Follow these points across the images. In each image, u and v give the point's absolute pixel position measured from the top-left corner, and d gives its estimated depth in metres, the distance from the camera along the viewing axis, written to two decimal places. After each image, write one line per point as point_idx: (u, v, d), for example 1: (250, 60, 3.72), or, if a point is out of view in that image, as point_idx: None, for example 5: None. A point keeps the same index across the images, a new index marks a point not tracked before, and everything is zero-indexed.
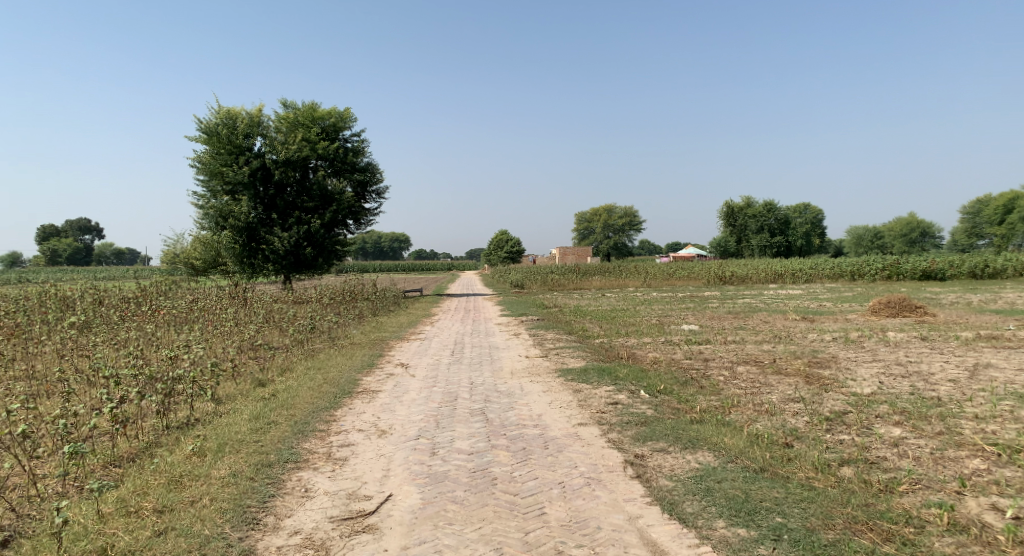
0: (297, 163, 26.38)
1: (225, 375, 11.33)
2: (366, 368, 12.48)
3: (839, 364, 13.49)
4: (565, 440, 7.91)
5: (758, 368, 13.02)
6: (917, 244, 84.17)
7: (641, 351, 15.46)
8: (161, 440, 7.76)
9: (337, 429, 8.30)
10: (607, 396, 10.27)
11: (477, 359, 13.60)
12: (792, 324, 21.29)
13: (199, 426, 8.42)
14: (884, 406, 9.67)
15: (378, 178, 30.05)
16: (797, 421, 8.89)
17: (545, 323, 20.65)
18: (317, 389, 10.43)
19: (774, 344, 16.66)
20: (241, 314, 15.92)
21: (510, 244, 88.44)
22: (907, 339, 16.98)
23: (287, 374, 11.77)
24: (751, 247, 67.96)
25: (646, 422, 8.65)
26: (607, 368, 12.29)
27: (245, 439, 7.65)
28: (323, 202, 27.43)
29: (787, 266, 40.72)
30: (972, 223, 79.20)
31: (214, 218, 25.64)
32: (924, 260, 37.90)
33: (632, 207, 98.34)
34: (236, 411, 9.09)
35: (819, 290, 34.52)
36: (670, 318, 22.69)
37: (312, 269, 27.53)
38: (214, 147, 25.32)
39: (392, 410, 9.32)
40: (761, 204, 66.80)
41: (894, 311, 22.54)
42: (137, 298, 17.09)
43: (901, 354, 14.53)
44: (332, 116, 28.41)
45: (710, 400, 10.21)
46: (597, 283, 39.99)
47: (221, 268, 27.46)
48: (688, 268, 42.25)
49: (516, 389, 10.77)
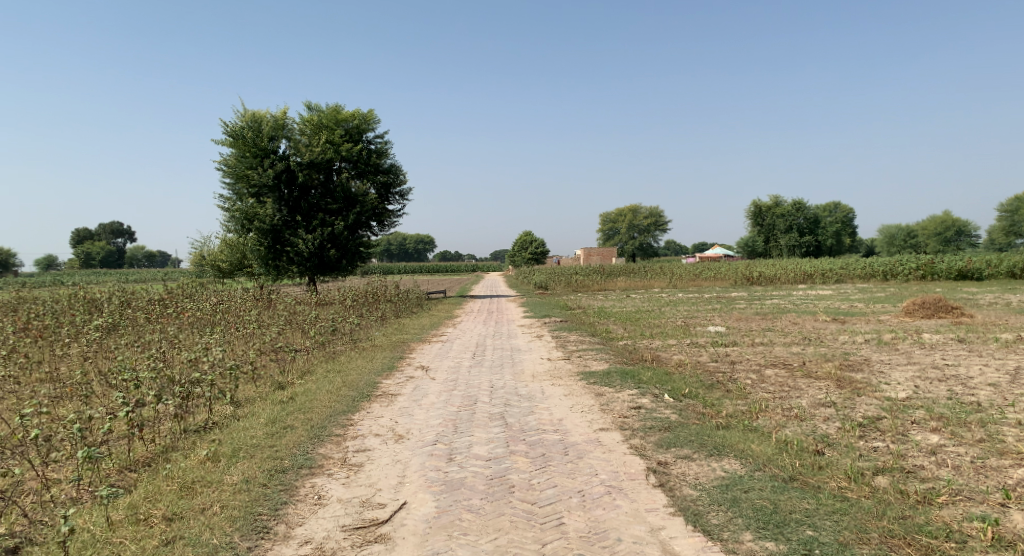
0: (321, 165, 26.42)
1: (245, 378, 11.28)
2: (386, 371, 12.37)
3: (872, 367, 13.07)
4: (586, 446, 7.69)
5: (787, 371, 12.67)
6: (951, 243, 82.35)
7: (666, 354, 15.16)
8: (177, 444, 7.68)
9: (353, 433, 8.17)
10: (630, 399, 10.03)
11: (498, 362, 13.41)
12: (823, 325, 20.81)
13: (216, 429, 8.34)
14: (920, 411, 9.30)
15: (401, 179, 30.04)
16: (827, 427, 8.57)
17: (568, 324, 20.43)
18: (336, 392, 10.31)
19: (804, 347, 16.26)
20: (264, 316, 15.92)
21: (535, 245, 88.23)
22: (944, 341, 16.46)
23: (307, 377, 11.68)
24: (779, 247, 67.02)
25: (670, 427, 8.39)
26: (630, 371, 12.04)
27: (260, 444, 7.55)
28: (347, 204, 27.45)
29: (817, 267, 40.01)
30: (1009, 222, 77.26)
31: (240, 221, 25.77)
32: (960, 259, 36.95)
33: (657, 207, 97.70)
34: (253, 414, 9.00)
35: (850, 290, 33.83)
36: (696, 320, 22.33)
37: (336, 271, 27.54)
38: (239, 150, 25.45)
39: (410, 414, 9.16)
40: (790, 203, 65.86)
41: (929, 311, 21.93)
42: (162, 299, 17.19)
43: (937, 357, 14.07)
44: (356, 118, 28.44)
45: (737, 404, 9.90)
46: (623, 284, 39.61)
47: (246, 270, 27.61)
48: (715, 269, 41.69)
49: (537, 393, 10.57)
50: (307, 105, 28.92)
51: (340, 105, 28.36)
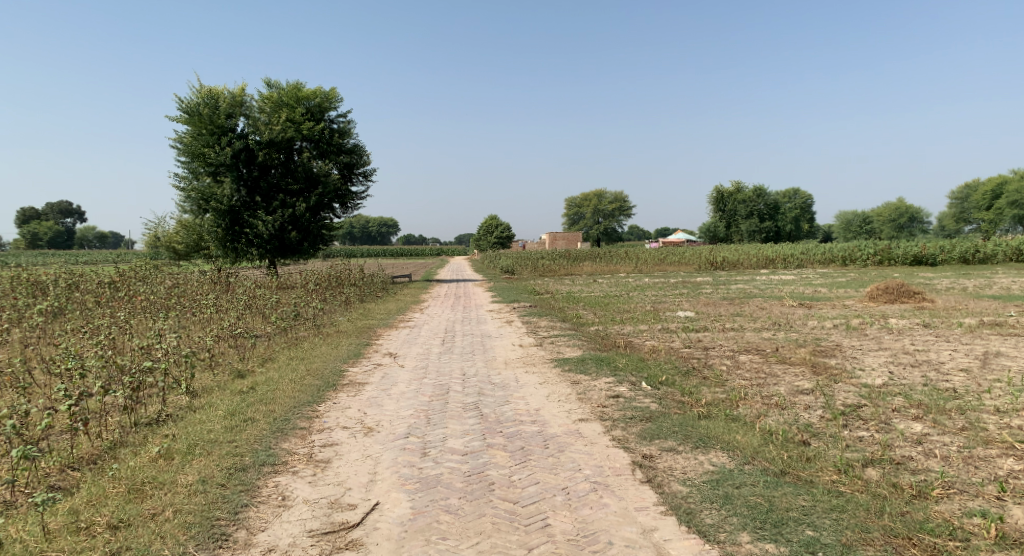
0: (281, 144, 25.56)
1: (201, 366, 10.69)
2: (352, 358, 11.86)
3: (844, 353, 12.97)
4: (567, 438, 7.35)
5: (761, 358, 12.51)
6: (905, 229, 84.28)
7: (639, 339, 14.92)
8: (127, 439, 7.14)
9: (319, 426, 7.70)
10: (608, 388, 9.72)
11: (468, 349, 12.97)
12: (790, 310, 20.84)
13: (170, 422, 7.79)
14: (898, 398, 9.14)
15: (365, 160, 29.30)
16: (810, 416, 8.37)
17: (537, 309, 20.13)
18: (299, 382, 9.80)
19: (774, 332, 16.16)
20: (222, 300, 15.26)
21: (500, 229, 87.78)
22: (910, 326, 16.51)
23: (268, 365, 11.13)
24: (740, 233, 67.75)
25: (652, 417, 8.10)
26: (605, 358, 11.73)
27: (218, 439, 7.03)
28: (308, 185, 26.66)
29: (779, 251, 40.39)
30: (961, 209, 79.22)
31: (196, 201, 24.81)
32: (916, 245, 37.55)
33: (622, 192, 98.27)
34: (210, 406, 8.46)
35: (812, 275, 34.14)
36: (665, 305, 22.19)
37: (298, 254, 26.81)
38: (195, 127, 24.46)
39: (380, 405, 8.71)
40: (751, 189, 66.62)
41: (892, 296, 22.10)
42: (112, 280, 16.34)
43: (907, 342, 14.03)
44: (317, 96, 27.58)
45: (716, 392, 9.67)
46: (589, 269, 39.45)
47: (203, 253, 26.68)
48: (679, 253, 41.83)
49: (511, 381, 10.19)
50: (267, 81, 27.94)
51: (301, 82, 27.46)
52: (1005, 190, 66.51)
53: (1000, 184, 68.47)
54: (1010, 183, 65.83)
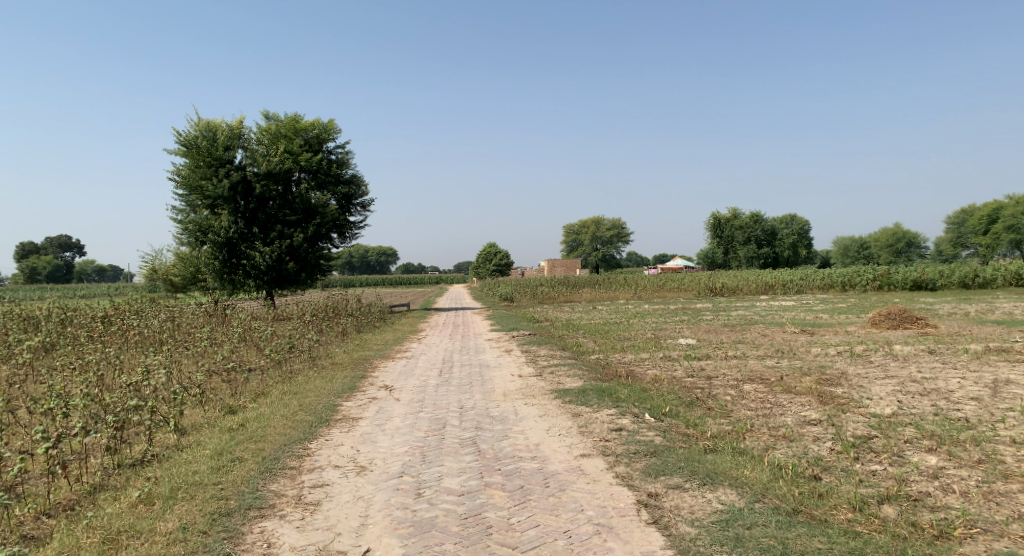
0: (279, 175, 25.50)
1: (192, 402, 10.41)
2: (346, 392, 11.53)
3: (851, 381, 12.65)
4: (568, 476, 7.07)
5: (765, 387, 12.20)
6: (903, 254, 84.27)
7: (640, 368, 14.62)
8: (108, 483, 6.88)
9: (310, 465, 7.40)
10: (610, 420, 9.42)
11: (466, 380, 12.65)
12: (792, 337, 20.54)
13: (155, 463, 7.51)
14: (909, 429, 8.85)
15: (363, 190, 29.23)
16: (820, 448, 8.07)
17: (536, 338, 19.86)
18: (291, 418, 9.49)
19: (778, 360, 15.87)
20: (216, 333, 15.00)
21: (499, 258, 87.76)
22: (915, 353, 16.21)
23: (261, 400, 10.84)
24: (738, 260, 67.70)
25: (656, 451, 7.80)
26: (606, 389, 11.42)
27: (202, 481, 6.77)
28: (306, 215, 26.53)
29: (778, 277, 40.22)
30: (958, 234, 79.31)
31: (193, 233, 24.64)
32: (915, 270, 37.38)
33: (619, 219, 98.61)
34: (198, 444, 8.17)
35: (812, 301, 33.91)
36: (666, 332, 21.90)
37: (295, 285, 26.56)
38: (192, 159, 24.38)
39: (373, 441, 8.41)
40: (748, 216, 66.75)
41: (895, 322, 21.82)
42: (105, 313, 16.08)
43: (914, 370, 13.71)
44: (315, 128, 27.61)
45: (721, 424, 9.38)
46: (588, 296, 39.23)
47: (200, 285, 26.43)
48: (678, 280, 41.64)
49: (509, 414, 9.90)
50: (265, 114, 27.99)
51: (298, 114, 27.48)
52: (1001, 215, 66.70)
53: (996, 209, 68.66)
54: (1006, 208, 65.97)
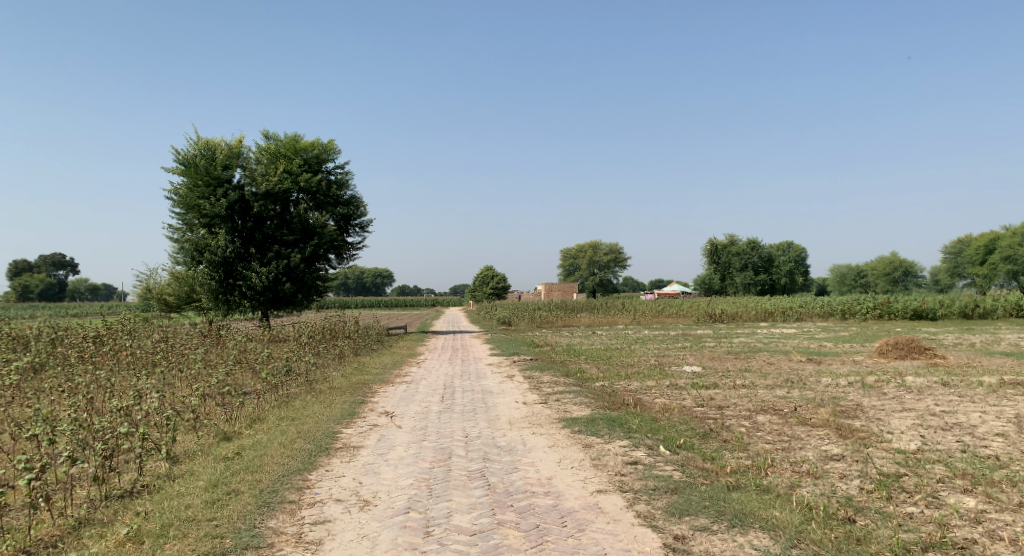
0: (277, 195, 25.20)
1: (185, 428, 9.96)
2: (346, 418, 11.06)
3: (868, 414, 12.19)
4: (585, 514, 6.66)
5: (780, 419, 11.76)
6: (899, 283, 84.08)
7: (648, 397, 14.16)
8: (94, 516, 6.47)
9: (311, 499, 6.96)
10: (624, 453, 8.99)
11: (469, 407, 12.16)
12: (799, 366, 20.07)
13: (145, 495, 7.08)
14: (939, 466, 8.45)
15: (362, 211, 28.87)
16: (848, 486, 7.68)
17: (537, 363, 19.40)
18: (289, 446, 9.03)
19: (788, 390, 15.39)
20: (211, 355, 14.53)
21: (496, 281, 87.48)
22: (929, 385, 15.77)
23: (257, 426, 10.38)
24: (735, 286, 67.50)
25: (677, 488, 7.37)
26: (616, 418, 10.98)
27: (195, 517, 6.37)
28: (304, 236, 26.15)
29: (778, 304, 39.89)
30: (954, 264, 79.25)
31: (189, 252, 24.26)
32: (915, 299, 37.05)
33: (616, 244, 98.76)
34: (191, 475, 7.74)
35: (813, 329, 33.51)
36: (670, 359, 21.44)
37: (291, 306, 26.10)
38: (191, 178, 24.10)
39: (376, 473, 7.96)
40: (745, 242, 66.65)
41: (902, 353, 21.41)
42: (98, 333, 15.64)
43: (932, 402, 13.26)
44: (315, 148, 27.30)
45: (740, 458, 8.93)
46: (586, 320, 38.82)
47: (195, 305, 25.98)
48: (678, 305, 41.24)
49: (518, 444, 9.44)
50: (265, 134, 27.74)
51: (299, 134, 27.21)
52: (998, 246, 66.71)
53: (993, 240, 68.74)
54: (1003, 239, 65.86)
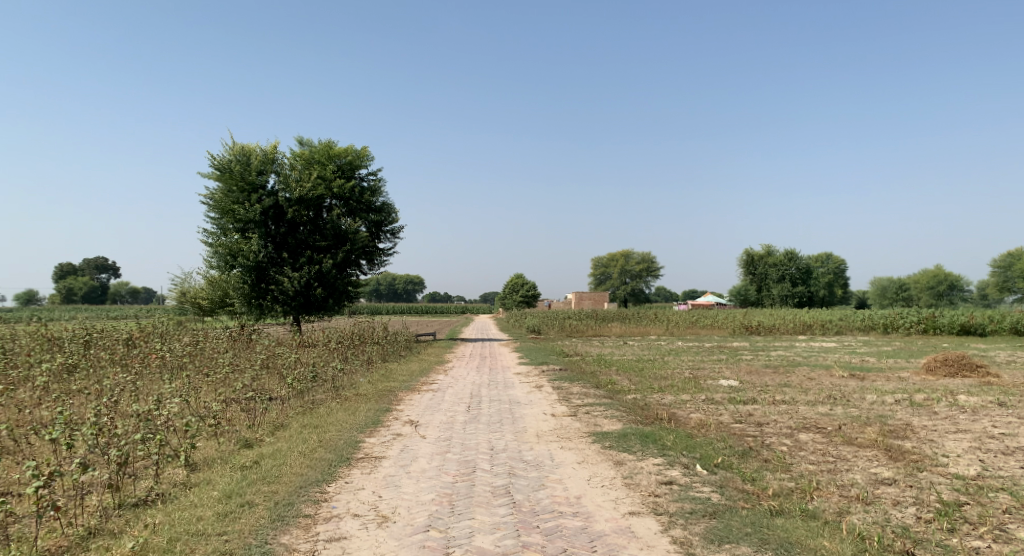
0: (311, 201, 25.16)
1: (206, 433, 9.73)
2: (369, 427, 10.73)
3: (920, 434, 11.49)
4: (617, 539, 6.26)
5: (824, 437, 11.12)
6: (944, 296, 81.45)
7: (683, 411, 13.61)
8: (104, 526, 6.24)
9: (327, 513, 6.62)
10: (657, 471, 8.50)
11: (496, 419, 11.74)
12: (841, 381, 19.26)
13: (159, 504, 6.82)
14: (1003, 495, 7.82)
15: (394, 218, 28.69)
16: (903, 514, 7.12)
17: (568, 374, 18.91)
18: (309, 456, 8.72)
19: (831, 407, 14.67)
20: (238, 360, 14.37)
21: (528, 289, 87.14)
22: (983, 404, 14.92)
23: (279, 434, 10.09)
24: (772, 298, 66.06)
25: (715, 512, 6.88)
26: (649, 434, 10.47)
27: (205, 531, 6.11)
28: (336, 241, 26.05)
29: (816, 317, 38.80)
30: (1002, 277, 76.59)
31: (223, 257, 24.33)
32: (962, 314, 35.70)
33: (651, 254, 97.80)
34: (207, 484, 7.46)
35: (854, 343, 32.42)
36: (704, 371, 20.78)
37: (323, 311, 26.02)
38: (226, 183, 24.20)
39: (397, 486, 7.60)
40: (782, 253, 65.33)
41: (952, 369, 20.43)
42: (130, 335, 15.58)
43: (988, 424, 12.46)
44: (349, 154, 27.23)
45: (783, 480, 8.37)
46: (618, 330, 38.20)
47: (228, 308, 26.06)
48: (713, 316, 40.38)
49: (545, 459, 9.00)
50: (300, 140, 27.82)
51: (333, 140, 27.16)
52: None
53: None
54: None
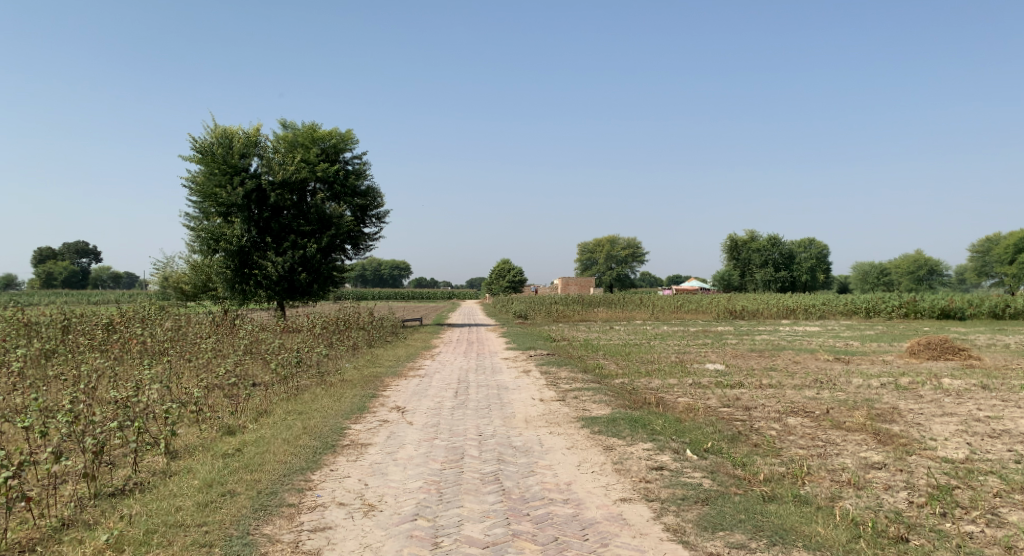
0: (294, 185, 24.77)
1: (187, 421, 9.49)
2: (355, 413, 10.56)
3: (907, 418, 11.48)
4: (609, 526, 6.14)
5: (813, 421, 11.08)
6: (924, 281, 82.24)
7: (671, 396, 13.54)
8: (79, 517, 6.04)
9: (311, 502, 6.45)
10: (648, 456, 8.40)
11: (484, 404, 11.58)
12: (827, 365, 19.32)
13: (138, 493, 6.62)
14: (993, 478, 7.80)
15: (379, 202, 28.37)
16: (895, 499, 7.07)
17: (555, 358, 18.81)
18: (293, 443, 8.53)
19: (818, 390, 14.65)
20: (221, 345, 14.10)
21: (514, 274, 86.96)
22: (967, 388, 14.98)
23: (262, 421, 9.88)
24: (755, 283, 66.40)
25: (708, 498, 6.78)
26: (638, 419, 10.36)
27: (184, 523, 5.93)
28: (320, 226, 25.70)
29: (800, 302, 38.98)
30: (981, 263, 77.45)
31: (206, 241, 23.94)
32: (943, 298, 36.02)
33: (636, 239, 98.02)
34: (187, 472, 7.25)
35: (837, 328, 32.61)
36: (691, 356, 20.76)
37: (307, 296, 25.69)
38: (208, 166, 23.76)
39: (383, 474, 7.43)
40: (766, 238, 65.63)
41: (935, 353, 20.55)
42: (110, 321, 15.24)
43: (973, 407, 12.49)
44: (333, 138, 26.83)
45: (774, 465, 8.30)
46: (604, 315, 38.17)
47: (211, 294, 25.70)
48: (698, 301, 40.47)
49: (534, 445, 8.87)
50: (283, 123, 27.36)
51: (316, 123, 26.75)
52: None
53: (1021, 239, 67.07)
54: None
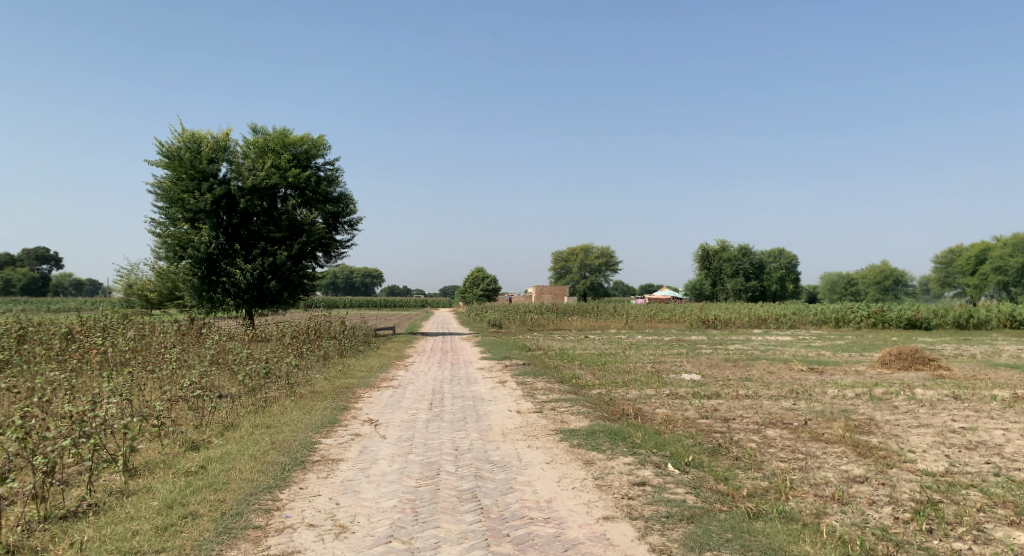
0: (264, 191, 24.25)
1: (149, 435, 9.07)
2: (326, 426, 10.20)
3: (885, 429, 11.42)
4: (592, 547, 5.92)
5: (793, 433, 10.96)
6: (890, 292, 83.60)
7: (649, 407, 13.37)
8: (27, 543, 5.67)
9: (279, 523, 6.13)
10: (629, 471, 8.18)
11: (459, 417, 11.28)
12: (800, 376, 19.31)
13: (92, 516, 6.25)
14: (975, 491, 7.72)
15: (351, 209, 27.97)
16: (881, 514, 6.93)
17: (530, 368, 18.56)
18: (260, 459, 8.17)
19: (794, 401, 14.58)
20: (186, 356, 13.62)
21: (488, 283, 86.65)
22: (939, 398, 15.01)
23: (228, 435, 9.49)
24: (726, 292, 66.88)
25: (693, 515, 6.58)
26: (617, 431, 10.14)
27: (140, 549, 5.59)
28: (291, 233, 25.21)
29: (771, 311, 39.24)
30: (944, 273, 78.93)
31: (172, 248, 23.32)
32: (909, 308, 36.45)
33: (609, 248, 98.41)
34: (146, 492, 6.87)
35: (808, 337, 32.82)
36: (666, 366, 20.65)
37: (277, 304, 25.16)
38: (175, 171, 23.14)
39: (356, 492, 7.11)
40: (737, 248, 66.17)
41: (906, 363, 20.66)
42: (70, 330, 14.67)
43: (949, 418, 12.46)
44: (304, 143, 26.42)
45: (756, 479, 8.14)
46: (578, 324, 38.03)
47: (178, 301, 25.05)
48: (671, 310, 40.55)
49: (512, 460, 8.60)
50: (253, 128, 26.86)
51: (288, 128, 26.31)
52: (988, 257, 66.39)
53: (983, 251, 68.43)
54: (993, 250, 65.54)
